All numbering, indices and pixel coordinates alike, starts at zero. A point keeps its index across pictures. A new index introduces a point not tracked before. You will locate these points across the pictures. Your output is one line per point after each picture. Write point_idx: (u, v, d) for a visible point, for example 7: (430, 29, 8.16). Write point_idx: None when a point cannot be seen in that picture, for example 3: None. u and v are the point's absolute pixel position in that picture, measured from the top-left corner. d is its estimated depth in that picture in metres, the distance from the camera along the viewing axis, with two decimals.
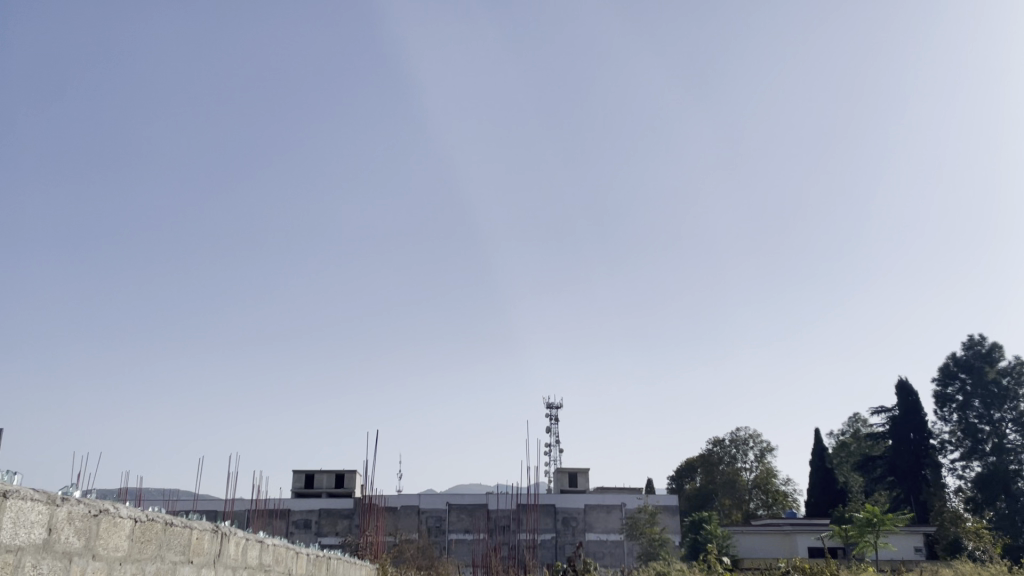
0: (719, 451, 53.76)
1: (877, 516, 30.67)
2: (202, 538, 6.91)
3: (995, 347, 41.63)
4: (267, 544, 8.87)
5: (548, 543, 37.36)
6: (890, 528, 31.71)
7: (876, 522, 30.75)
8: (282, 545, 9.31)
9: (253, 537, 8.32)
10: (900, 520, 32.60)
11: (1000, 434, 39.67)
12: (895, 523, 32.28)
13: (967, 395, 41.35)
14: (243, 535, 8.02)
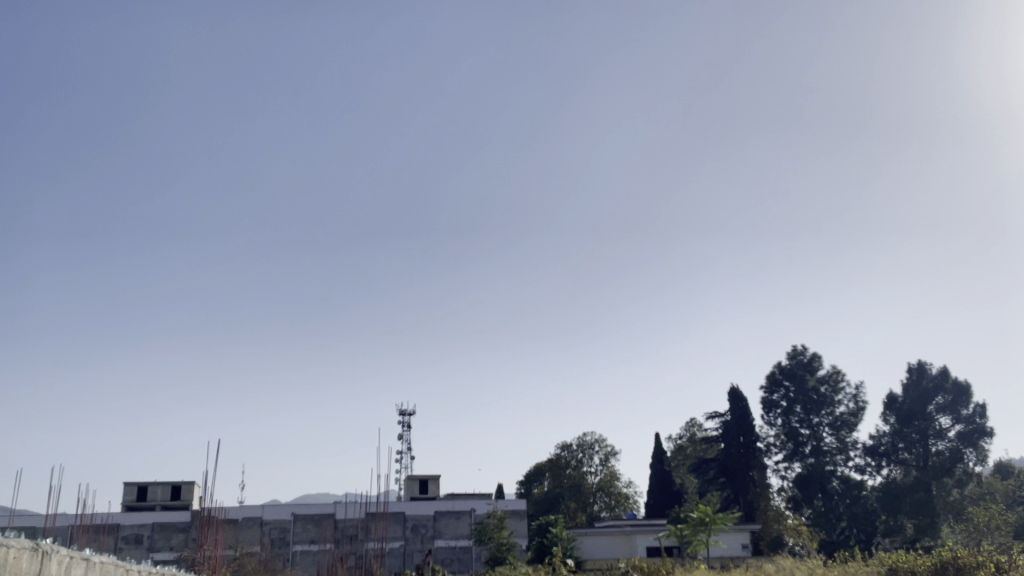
0: (567, 456, 55.10)
1: (710, 516, 32.40)
2: (21, 556, 6.27)
3: (814, 356, 45.17)
4: (93, 561, 8.16)
5: (397, 551, 37.15)
6: (721, 527, 33.55)
7: (708, 521, 32.47)
8: (110, 562, 8.62)
9: (77, 555, 7.64)
10: (730, 520, 34.60)
11: (818, 437, 43.12)
12: (726, 522, 34.22)
13: (790, 401, 44.53)
14: (67, 552, 7.35)
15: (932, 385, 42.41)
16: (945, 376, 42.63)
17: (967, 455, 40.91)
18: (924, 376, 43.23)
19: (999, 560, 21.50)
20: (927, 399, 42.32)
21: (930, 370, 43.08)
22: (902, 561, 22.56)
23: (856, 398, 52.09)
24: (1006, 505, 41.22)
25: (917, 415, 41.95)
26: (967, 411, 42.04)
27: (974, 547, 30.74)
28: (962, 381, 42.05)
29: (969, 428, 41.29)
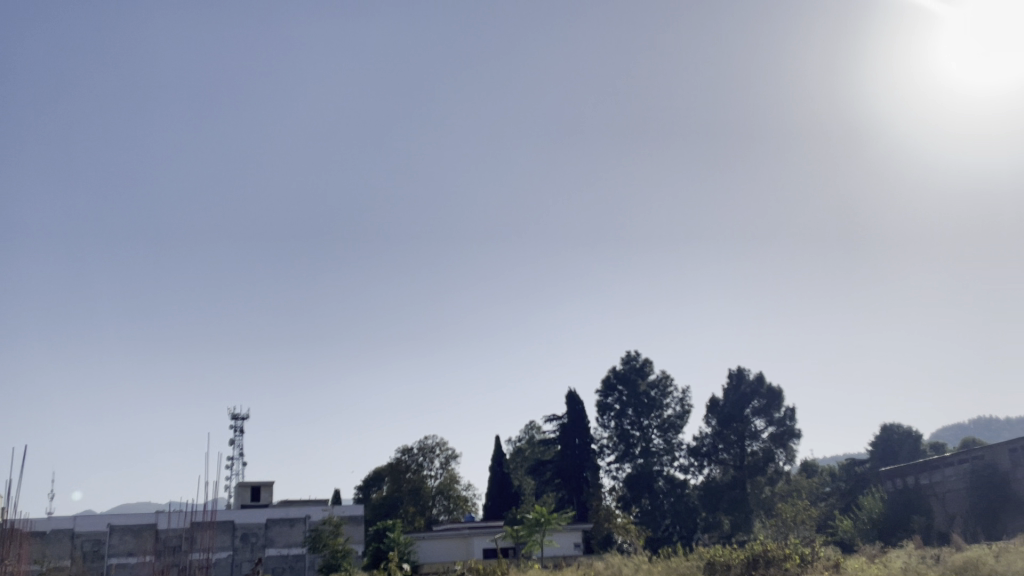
0: (407, 460, 54.83)
1: (544, 516, 33.12)
2: None
3: (646, 362, 47.43)
4: None
5: (224, 562, 35.59)
6: (554, 527, 34.23)
7: (542, 521, 33.17)
8: None
9: None
10: (564, 519, 35.60)
11: (647, 438, 45.21)
12: (560, 522, 34.99)
13: (622, 404, 46.40)
14: None
15: (749, 389, 45.79)
16: (762, 381, 46.12)
17: (778, 455, 44.60)
18: (742, 382, 46.37)
19: (803, 552, 23.77)
20: (746, 403, 45.43)
21: (748, 376, 46.29)
22: (718, 554, 24.23)
23: (683, 402, 55.10)
24: (810, 503, 44.79)
25: (736, 417, 44.97)
26: (779, 414, 45.64)
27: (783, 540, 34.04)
28: (775, 387, 45.62)
29: (781, 430, 44.90)
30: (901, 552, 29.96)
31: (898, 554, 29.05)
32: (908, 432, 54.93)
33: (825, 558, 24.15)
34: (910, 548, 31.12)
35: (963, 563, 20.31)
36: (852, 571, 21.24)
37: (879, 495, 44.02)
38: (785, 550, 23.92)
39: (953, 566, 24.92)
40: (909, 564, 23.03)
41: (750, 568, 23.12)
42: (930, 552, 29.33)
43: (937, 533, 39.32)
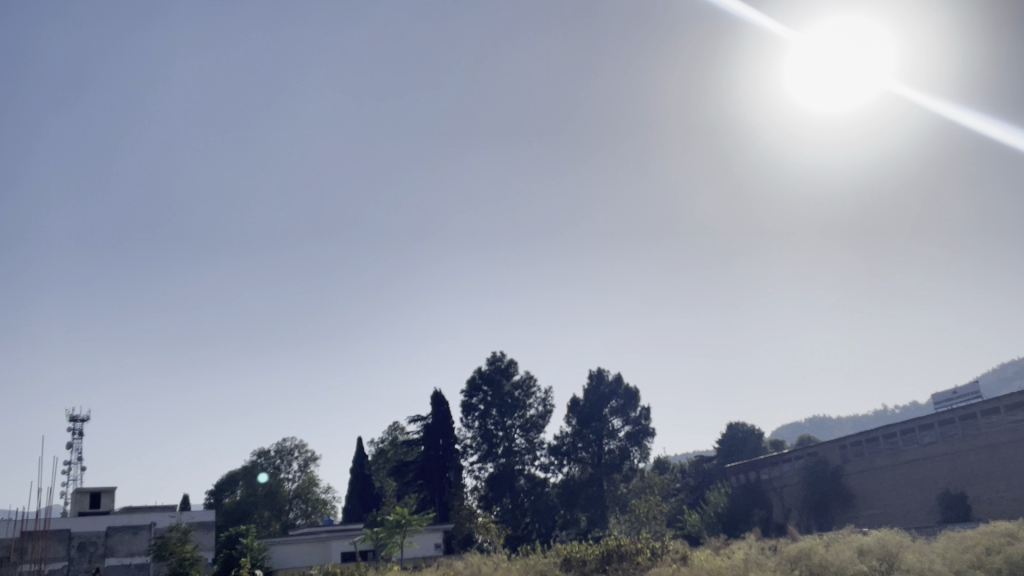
0: (263, 462, 53.27)
1: (405, 517, 32.59)
2: None
3: (511, 363, 48.21)
4: None
5: (57, 573, 33.37)
6: (415, 529, 33.80)
7: (404, 522, 32.66)
8: None
9: None
10: (426, 520, 35.06)
11: (510, 438, 45.85)
12: (421, 522, 34.32)
13: (487, 404, 46.62)
14: None
15: (608, 390, 47.85)
16: (620, 383, 48.46)
17: (633, 453, 46.66)
18: (602, 382, 48.39)
19: (654, 546, 25.18)
20: (604, 403, 47.44)
21: (607, 377, 48.36)
22: (574, 550, 25.08)
23: (545, 402, 56.33)
24: (662, 499, 46.76)
25: (594, 416, 46.79)
26: (635, 414, 47.88)
27: (635, 535, 35.55)
28: (632, 387, 48.05)
29: (636, 429, 47.02)
30: (743, 543, 31.96)
31: (739, 545, 30.99)
32: (751, 430, 58.49)
33: (674, 551, 25.58)
34: (751, 539, 33.24)
35: (796, 551, 22.01)
36: (695, 563, 22.48)
37: (725, 490, 46.93)
38: (638, 545, 25.22)
39: (787, 554, 26.76)
40: (747, 555, 24.70)
41: (604, 562, 24.14)
42: (767, 543, 31.46)
43: (775, 525, 42.29)
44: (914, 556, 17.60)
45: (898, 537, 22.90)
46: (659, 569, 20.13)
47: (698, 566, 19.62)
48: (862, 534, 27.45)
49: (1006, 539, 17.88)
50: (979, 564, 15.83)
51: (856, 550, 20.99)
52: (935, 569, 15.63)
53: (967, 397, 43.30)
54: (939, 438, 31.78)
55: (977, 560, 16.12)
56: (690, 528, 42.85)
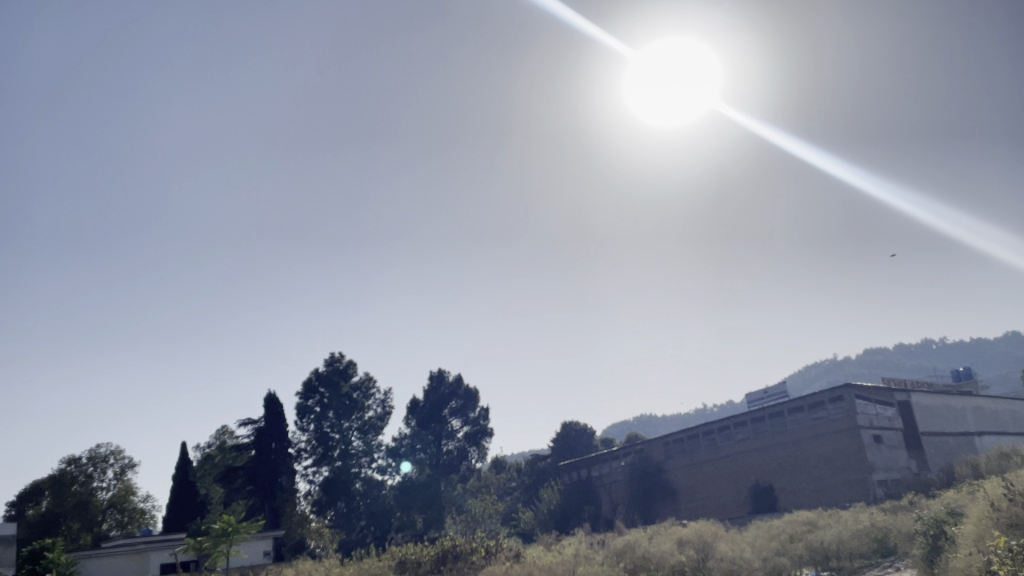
0: (74, 471, 49.39)
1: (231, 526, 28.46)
2: None
3: (349, 364, 47.21)
4: None
5: None
6: (243, 538, 32.23)
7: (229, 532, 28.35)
8: None
9: None
10: (252, 529, 33.24)
11: (346, 441, 45.13)
12: (248, 532, 32.70)
13: (323, 407, 45.26)
14: None
15: (447, 391, 48.45)
16: (459, 384, 49.21)
17: (471, 453, 47.61)
18: (442, 383, 48.89)
19: (488, 545, 25.68)
20: (444, 403, 47.95)
21: (447, 378, 48.96)
22: (409, 552, 25.02)
23: (385, 403, 55.85)
24: (499, 498, 47.24)
25: (433, 417, 47.10)
26: (474, 414, 49.00)
27: (470, 535, 35.97)
28: (471, 388, 48.96)
29: (475, 429, 48.09)
30: (572, 539, 33.22)
31: (570, 541, 32.16)
32: (584, 428, 60.67)
33: (508, 549, 26.19)
34: (581, 535, 34.48)
35: (622, 545, 23.18)
36: (528, 560, 23.09)
37: (558, 488, 48.52)
38: (473, 545, 25.63)
39: (613, 548, 28.06)
40: (577, 550, 25.73)
41: (439, 562, 24.38)
42: (597, 538, 32.78)
43: (604, 520, 44.31)
44: (727, 545, 18.98)
45: (714, 528, 24.61)
46: (494, 567, 20.58)
47: (531, 562, 20.30)
48: (683, 526, 29.20)
49: (807, 527, 19.67)
50: (782, 551, 17.25)
51: (676, 541, 22.35)
52: (739, 553, 16.96)
53: (776, 396, 47.14)
54: (750, 435, 34.53)
55: (781, 547, 17.57)
56: (522, 526, 42.84)
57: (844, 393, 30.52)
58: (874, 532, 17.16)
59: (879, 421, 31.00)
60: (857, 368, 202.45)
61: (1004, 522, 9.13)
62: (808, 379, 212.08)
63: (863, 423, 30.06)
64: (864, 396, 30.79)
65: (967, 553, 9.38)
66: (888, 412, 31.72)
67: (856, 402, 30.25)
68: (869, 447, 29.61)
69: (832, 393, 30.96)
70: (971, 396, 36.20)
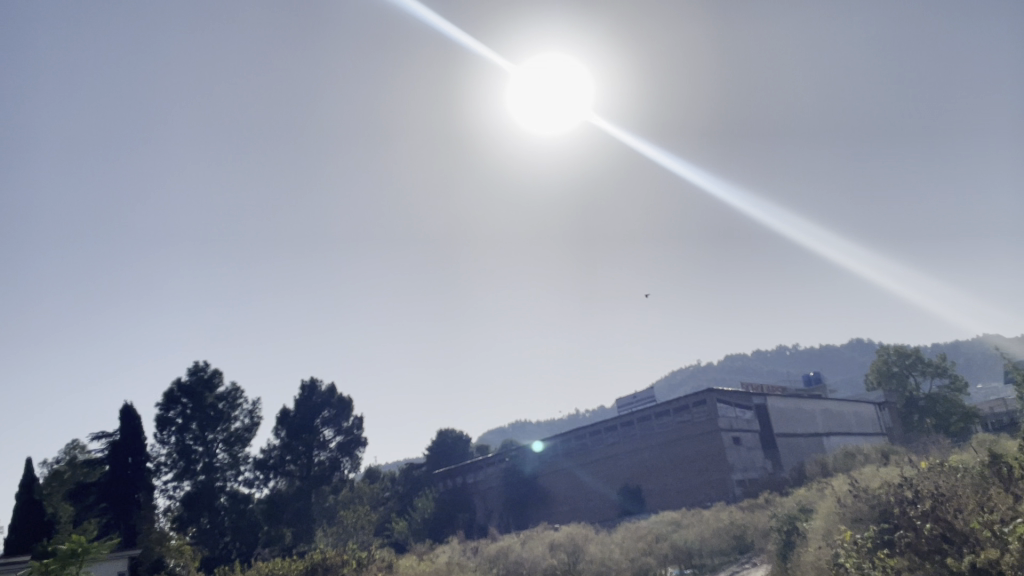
0: None
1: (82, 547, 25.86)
2: None
3: (215, 373, 44.96)
4: None
5: None
6: (96, 557, 29.99)
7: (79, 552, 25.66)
8: None
9: None
10: (107, 547, 30.93)
11: (210, 453, 43.02)
12: (102, 551, 30.51)
13: (185, 418, 42.93)
14: None
15: (319, 401, 47.32)
16: (332, 393, 48.29)
17: (344, 464, 46.72)
18: (314, 393, 47.68)
19: (360, 557, 25.04)
20: (315, 413, 46.77)
21: (319, 387, 47.80)
22: (276, 567, 24.02)
23: (252, 414, 53.83)
24: (371, 508, 46.11)
25: (304, 428, 45.70)
26: (346, 424, 48.12)
27: (341, 547, 35.08)
28: (345, 397, 48.07)
29: (347, 440, 47.26)
30: (446, 547, 33.01)
31: (444, 549, 31.92)
32: (459, 436, 60.65)
33: (380, 559, 25.69)
34: (454, 542, 34.29)
35: (497, 551, 23.21)
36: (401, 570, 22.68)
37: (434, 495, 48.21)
38: (344, 557, 24.96)
39: (486, 554, 28.03)
40: (450, 559, 25.59)
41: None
42: (471, 546, 32.69)
43: (478, 527, 44.40)
44: (596, 548, 19.39)
45: (585, 531, 25.05)
46: None
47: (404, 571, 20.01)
48: (554, 530, 29.62)
49: (671, 527, 20.38)
50: (648, 550, 17.77)
51: (548, 545, 22.60)
52: (610, 554, 17.33)
53: (644, 401, 48.79)
54: (620, 439, 35.51)
55: (648, 547, 18.11)
56: (396, 537, 41.38)
57: (706, 397, 31.94)
58: (733, 530, 17.96)
59: (738, 423, 32.61)
60: (718, 373, 212.60)
61: (849, 517, 9.77)
62: (674, 384, 220.73)
63: (723, 425, 31.53)
64: (724, 400, 32.32)
65: (817, 547, 9.97)
66: (746, 415, 33.41)
67: (717, 405, 31.71)
68: (728, 449, 31.07)
69: (695, 397, 32.34)
70: (819, 399, 38.73)
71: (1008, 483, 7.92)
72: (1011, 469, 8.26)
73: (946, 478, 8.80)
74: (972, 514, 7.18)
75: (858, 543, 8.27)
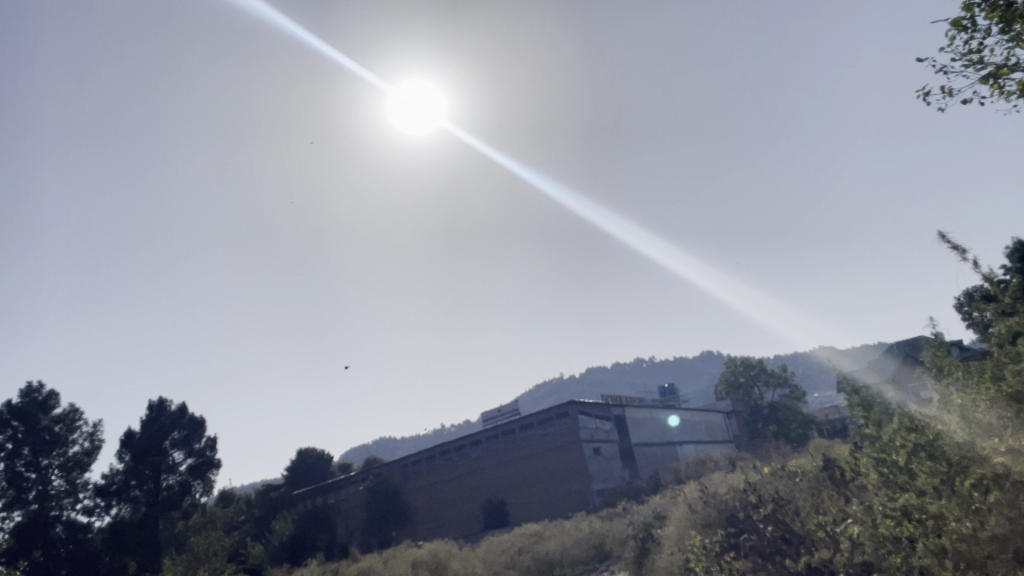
0: None
1: None
2: None
3: (51, 394, 41.61)
4: None
5: None
6: None
7: None
8: None
9: None
10: None
11: (45, 481, 39.66)
12: None
13: (16, 444, 39.34)
14: None
15: (169, 421, 44.78)
16: (182, 413, 45.81)
17: (195, 487, 44.25)
18: (163, 413, 45.07)
19: None
20: (164, 435, 44.18)
21: (169, 407, 45.22)
22: None
23: (93, 437, 50.14)
24: (225, 533, 43.84)
25: (152, 450, 42.99)
26: (198, 445, 45.78)
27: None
28: (197, 417, 45.81)
29: (199, 462, 44.92)
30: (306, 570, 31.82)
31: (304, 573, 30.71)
32: (320, 454, 58.98)
33: None
34: (314, 564, 33.18)
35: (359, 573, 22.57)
36: None
37: (294, 514, 46.51)
38: None
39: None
40: None
41: None
42: (332, 567, 31.64)
43: (339, 547, 43.15)
44: (460, 564, 19.28)
45: (449, 547, 24.84)
46: None
47: None
48: (417, 548, 29.27)
49: (534, 539, 20.55)
50: (512, 564, 17.85)
51: (412, 563, 22.24)
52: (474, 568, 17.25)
53: (507, 415, 49.16)
54: (484, 452, 35.57)
55: (511, 560, 18.17)
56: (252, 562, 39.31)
57: (568, 409, 32.54)
58: (594, 539, 18.28)
59: (598, 434, 33.41)
60: (580, 384, 217.82)
61: (700, 523, 10.15)
62: (537, 397, 224.11)
63: (584, 437, 32.21)
64: (585, 412, 33.05)
65: (670, 553, 10.30)
66: (605, 426, 34.26)
67: (578, 417, 32.38)
68: (589, 460, 31.73)
69: (558, 409, 32.89)
70: (673, 409, 40.33)
71: (839, 485, 8.48)
72: (842, 471, 8.84)
73: (786, 482, 9.35)
74: (809, 516, 7.61)
75: (706, 547, 8.59)
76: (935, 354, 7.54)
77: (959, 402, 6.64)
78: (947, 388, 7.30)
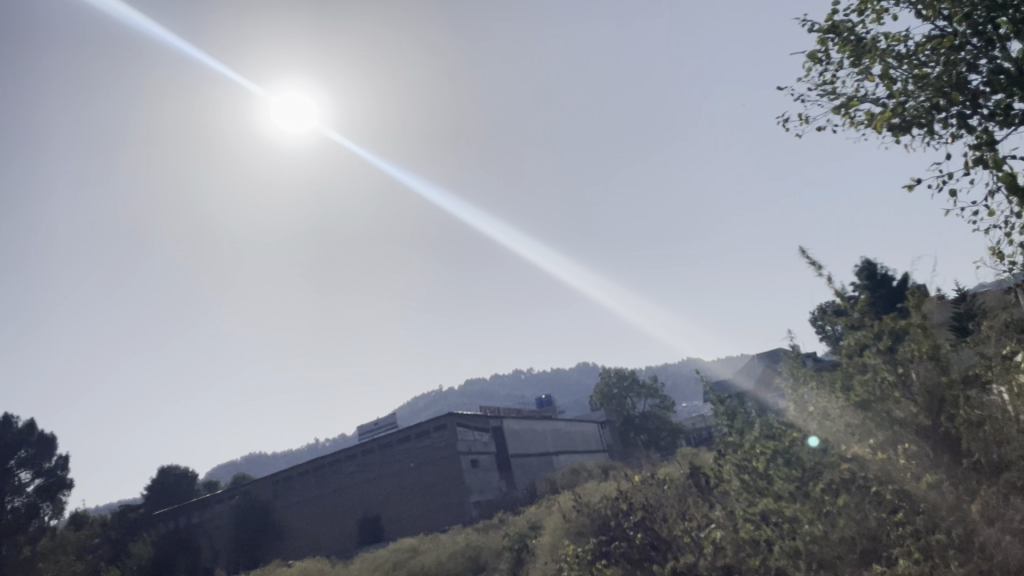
0: None
1: None
2: None
3: None
4: None
5: None
6: None
7: None
8: None
9: None
10: None
11: None
12: None
13: None
14: None
15: (15, 439, 41.50)
16: (31, 430, 42.64)
17: (43, 510, 41.09)
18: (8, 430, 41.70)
19: None
20: (10, 453, 40.89)
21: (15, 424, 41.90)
22: None
23: None
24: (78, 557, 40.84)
25: None
26: (48, 464, 42.62)
27: None
28: (47, 435, 42.73)
29: (49, 482, 41.85)
30: None
31: None
32: (183, 472, 56.10)
33: None
34: None
35: None
36: None
37: (156, 534, 43.95)
38: None
39: None
40: None
41: None
42: None
43: (204, 568, 41.14)
44: None
45: (322, 565, 24.12)
46: None
47: None
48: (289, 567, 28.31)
49: (409, 553, 20.30)
50: None
51: None
52: None
53: (384, 429, 48.44)
54: (360, 466, 34.87)
55: None
56: None
57: (446, 421, 32.37)
58: (468, 551, 18.20)
59: (476, 445, 33.41)
60: (459, 396, 217.84)
61: (572, 532, 10.28)
62: (415, 409, 222.32)
63: (462, 449, 32.13)
64: (463, 424, 32.98)
65: (544, 562, 10.38)
66: (483, 437, 34.29)
67: (457, 429, 32.28)
68: (466, 472, 31.64)
69: (436, 422, 32.65)
70: (550, 420, 40.92)
71: (704, 491, 8.80)
72: (706, 478, 9.19)
73: (654, 490, 9.62)
74: (675, 522, 7.85)
75: (578, 556, 8.69)
76: (792, 365, 7.97)
77: (812, 410, 7.04)
78: (802, 396, 7.73)
